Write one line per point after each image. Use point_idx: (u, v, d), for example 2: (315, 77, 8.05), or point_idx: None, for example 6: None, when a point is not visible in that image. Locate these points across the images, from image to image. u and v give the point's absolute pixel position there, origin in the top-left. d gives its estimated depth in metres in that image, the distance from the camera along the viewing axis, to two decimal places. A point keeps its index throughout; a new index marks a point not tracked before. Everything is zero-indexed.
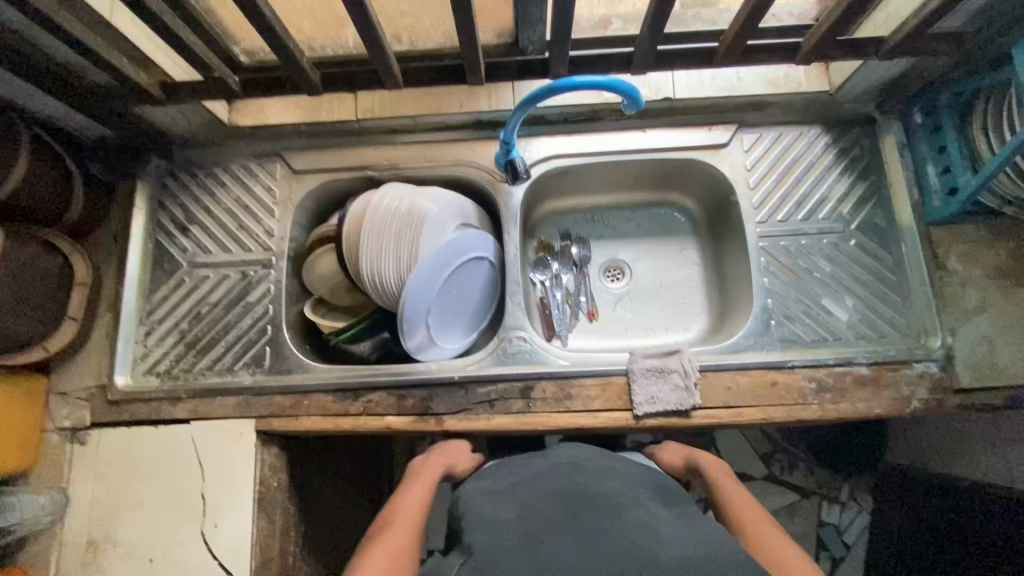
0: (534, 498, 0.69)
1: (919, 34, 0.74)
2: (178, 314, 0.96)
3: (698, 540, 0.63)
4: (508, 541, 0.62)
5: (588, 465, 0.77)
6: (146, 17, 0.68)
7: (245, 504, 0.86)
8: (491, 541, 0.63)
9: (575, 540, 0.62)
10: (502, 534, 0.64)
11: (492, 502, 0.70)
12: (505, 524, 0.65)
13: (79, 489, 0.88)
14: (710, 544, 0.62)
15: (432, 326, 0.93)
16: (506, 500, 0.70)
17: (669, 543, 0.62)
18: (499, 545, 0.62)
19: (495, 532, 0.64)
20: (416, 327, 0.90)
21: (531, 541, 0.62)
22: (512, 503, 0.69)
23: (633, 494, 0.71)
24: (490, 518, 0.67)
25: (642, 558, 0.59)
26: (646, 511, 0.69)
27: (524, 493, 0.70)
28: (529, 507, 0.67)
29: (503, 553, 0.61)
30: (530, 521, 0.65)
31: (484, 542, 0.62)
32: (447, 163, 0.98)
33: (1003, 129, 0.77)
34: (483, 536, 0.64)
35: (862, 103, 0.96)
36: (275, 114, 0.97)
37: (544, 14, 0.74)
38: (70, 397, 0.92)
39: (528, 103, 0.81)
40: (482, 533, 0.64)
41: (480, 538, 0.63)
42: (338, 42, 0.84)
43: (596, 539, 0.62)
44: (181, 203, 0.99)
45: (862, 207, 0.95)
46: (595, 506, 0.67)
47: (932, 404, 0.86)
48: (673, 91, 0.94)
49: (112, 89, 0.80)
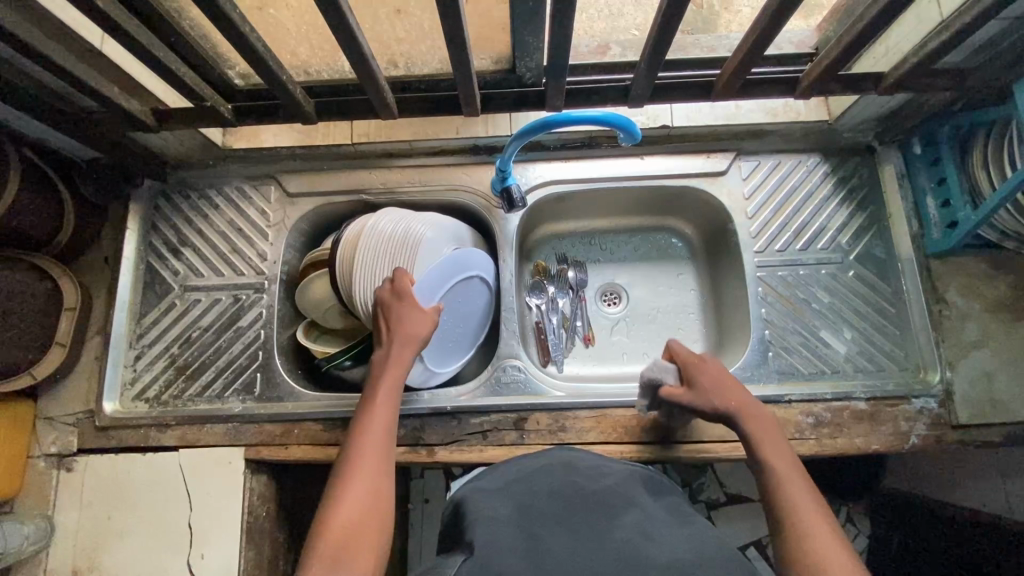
0: (533, 497, 0.57)
1: (918, 71, 0.74)
2: (168, 338, 0.95)
3: (689, 539, 0.51)
4: (504, 543, 0.50)
5: (583, 463, 0.65)
6: (137, 51, 0.68)
7: (233, 534, 0.85)
8: (488, 543, 0.50)
9: (574, 542, 0.50)
10: (502, 532, 0.51)
11: (486, 498, 0.58)
12: (502, 525, 0.53)
13: (65, 517, 0.87)
14: (702, 545, 0.50)
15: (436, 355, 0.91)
16: (501, 496, 0.58)
17: (680, 544, 0.49)
18: (498, 549, 0.49)
19: (492, 530, 0.52)
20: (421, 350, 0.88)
21: (531, 546, 0.50)
22: (510, 500, 0.57)
23: (636, 491, 0.59)
24: (482, 517, 0.55)
25: (623, 561, 0.48)
26: (657, 510, 0.56)
27: (523, 489, 0.59)
28: (528, 505, 0.56)
29: (501, 553, 0.49)
30: (531, 519, 0.54)
31: (483, 542, 0.50)
32: (443, 188, 0.97)
33: (1003, 165, 0.76)
34: (479, 537, 0.51)
35: (861, 132, 0.95)
36: (269, 138, 0.97)
37: (541, 42, 0.72)
38: (58, 422, 0.91)
39: (525, 135, 0.81)
40: (480, 534, 0.52)
41: (481, 537, 0.51)
42: (333, 68, 0.83)
43: (600, 543, 0.50)
44: (174, 225, 0.98)
45: (861, 237, 0.94)
46: (590, 502, 0.56)
47: (930, 440, 0.85)
48: (670, 120, 0.94)
49: (103, 116, 0.79)
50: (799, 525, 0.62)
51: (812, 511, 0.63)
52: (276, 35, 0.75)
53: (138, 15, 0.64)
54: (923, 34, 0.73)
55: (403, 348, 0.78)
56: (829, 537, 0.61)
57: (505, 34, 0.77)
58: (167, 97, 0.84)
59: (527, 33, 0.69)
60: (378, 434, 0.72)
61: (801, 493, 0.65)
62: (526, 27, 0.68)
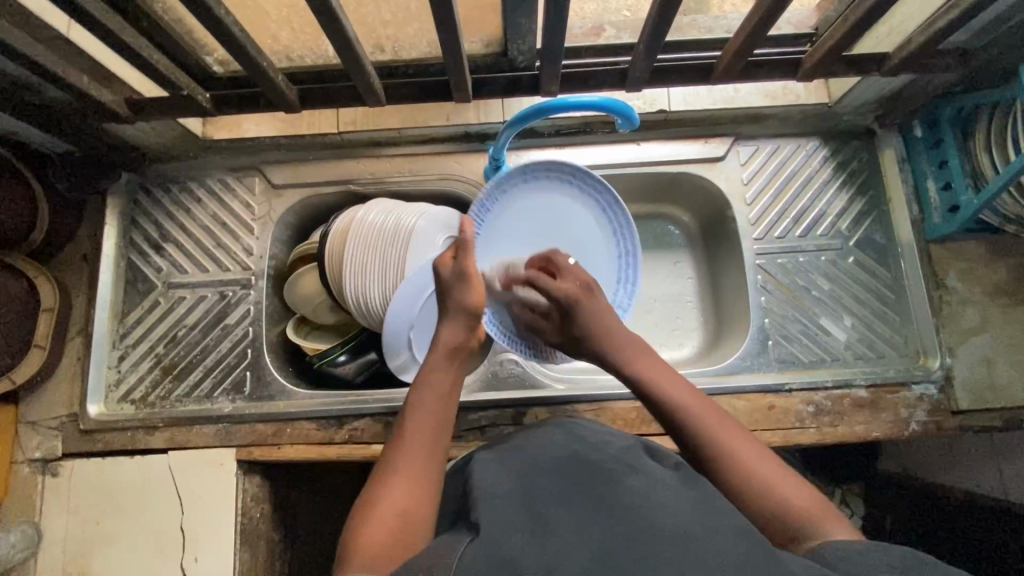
0: (536, 468, 0.55)
1: (925, 51, 0.71)
2: (153, 337, 0.91)
3: (697, 507, 0.47)
4: (505, 521, 0.46)
5: (587, 434, 0.63)
6: (106, 38, 0.63)
7: (228, 536, 0.83)
8: (489, 522, 0.47)
9: (581, 513, 0.46)
10: (504, 512, 0.48)
11: (490, 470, 0.57)
12: (504, 497, 0.50)
13: (52, 523, 0.84)
14: (709, 512, 0.46)
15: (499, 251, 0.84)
16: (506, 467, 0.57)
17: (690, 515, 0.45)
18: (501, 520, 0.47)
19: (495, 509, 0.49)
20: (494, 230, 0.84)
21: (534, 518, 0.46)
22: (513, 470, 0.56)
23: (639, 458, 0.57)
24: (484, 491, 0.53)
25: (632, 529, 0.44)
26: (665, 477, 0.53)
27: (526, 462, 0.57)
28: (530, 479, 0.53)
29: (503, 532, 0.45)
30: (533, 492, 0.51)
31: (486, 517, 0.48)
32: (433, 177, 0.94)
33: (1007, 148, 0.74)
34: (483, 517, 0.48)
35: (861, 114, 0.93)
36: (251, 128, 0.94)
37: (534, 24, 0.69)
38: (41, 427, 0.88)
39: (518, 123, 0.78)
40: (483, 510, 0.49)
41: (482, 513, 0.48)
42: (317, 53, 0.79)
43: (608, 509, 0.46)
44: (155, 220, 0.94)
45: (861, 222, 0.93)
46: (596, 471, 0.53)
47: (930, 426, 0.84)
48: (668, 104, 0.92)
49: (72, 106, 0.75)
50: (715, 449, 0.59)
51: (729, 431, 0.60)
52: (254, 19, 0.71)
53: None
54: (929, 13, 0.70)
55: (460, 322, 0.70)
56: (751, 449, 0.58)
57: (497, 15, 0.73)
58: (142, 86, 0.80)
59: (520, 14, 0.66)
60: (431, 405, 0.63)
61: (708, 414, 0.62)
62: (518, 7, 0.64)
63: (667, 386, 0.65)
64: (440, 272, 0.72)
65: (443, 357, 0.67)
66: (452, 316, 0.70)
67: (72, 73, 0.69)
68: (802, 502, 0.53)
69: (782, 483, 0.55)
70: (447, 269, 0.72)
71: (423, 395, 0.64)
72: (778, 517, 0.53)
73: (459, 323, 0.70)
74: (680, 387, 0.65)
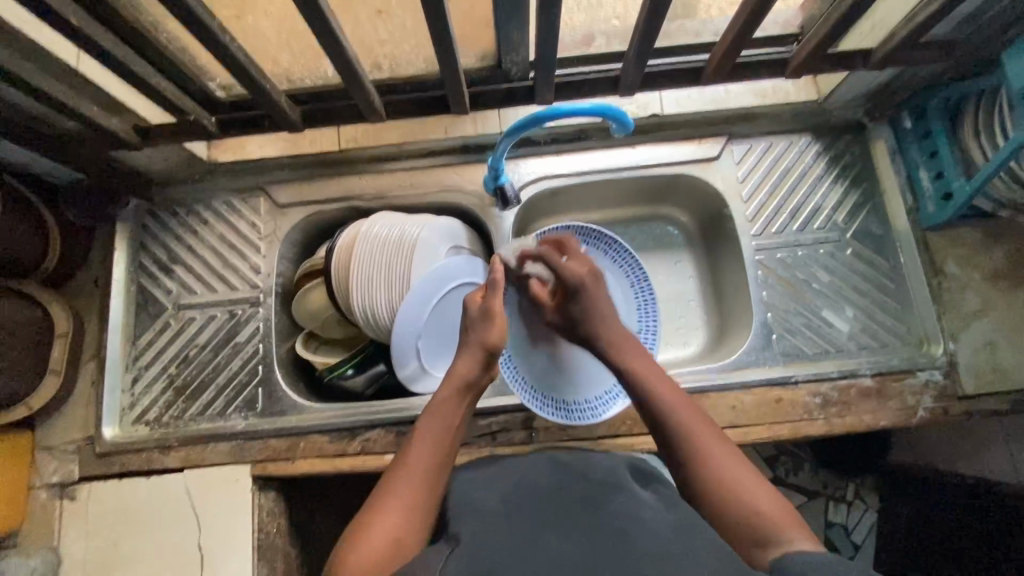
0: (521, 489, 0.57)
1: (907, 44, 0.73)
2: (165, 359, 0.93)
3: (676, 528, 0.48)
4: (488, 535, 0.48)
5: (569, 455, 0.65)
6: (115, 67, 0.66)
7: (245, 552, 0.83)
8: (474, 536, 0.49)
9: (564, 531, 0.48)
10: (488, 526, 0.50)
11: (473, 491, 0.59)
12: (490, 515, 0.52)
13: (71, 546, 0.85)
14: (687, 534, 0.47)
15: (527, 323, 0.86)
16: (491, 487, 0.59)
17: (669, 536, 0.47)
18: (486, 535, 0.48)
19: (480, 525, 0.50)
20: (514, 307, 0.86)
21: (519, 537, 0.48)
22: (498, 490, 0.58)
23: (625, 478, 0.59)
24: (470, 508, 0.55)
25: (612, 549, 0.45)
26: (645, 496, 0.55)
27: (509, 482, 0.59)
28: (515, 499, 0.55)
29: (486, 546, 0.47)
30: (517, 511, 0.52)
31: (471, 532, 0.49)
32: (434, 189, 0.96)
33: (996, 134, 0.76)
34: (468, 530, 0.50)
35: (851, 109, 0.94)
36: (255, 149, 0.96)
37: (526, 36, 0.71)
38: (58, 451, 0.90)
39: (515, 133, 0.80)
40: (469, 525, 0.51)
41: (468, 528, 0.50)
42: (317, 73, 0.81)
43: (590, 526, 0.48)
44: (163, 244, 0.96)
45: (857, 214, 0.94)
46: (579, 493, 0.55)
47: (937, 412, 0.85)
48: (660, 108, 0.96)
49: (82, 135, 0.78)
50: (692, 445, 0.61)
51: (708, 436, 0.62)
52: (255, 44, 0.73)
53: (115, 31, 0.63)
54: (910, 7, 0.72)
55: (474, 358, 0.69)
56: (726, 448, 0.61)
57: (490, 29, 0.75)
58: (149, 113, 0.82)
59: (512, 28, 0.68)
60: (436, 440, 0.63)
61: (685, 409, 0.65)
62: (510, 20, 0.67)
63: (651, 383, 0.68)
64: (469, 310, 0.73)
65: (455, 392, 0.67)
66: (468, 351, 0.70)
67: (82, 104, 0.72)
68: (772, 512, 0.55)
69: (755, 493, 0.56)
70: (476, 307, 0.73)
71: (428, 428, 0.64)
72: (753, 521, 0.55)
73: (474, 359, 0.69)
74: (659, 378, 0.68)
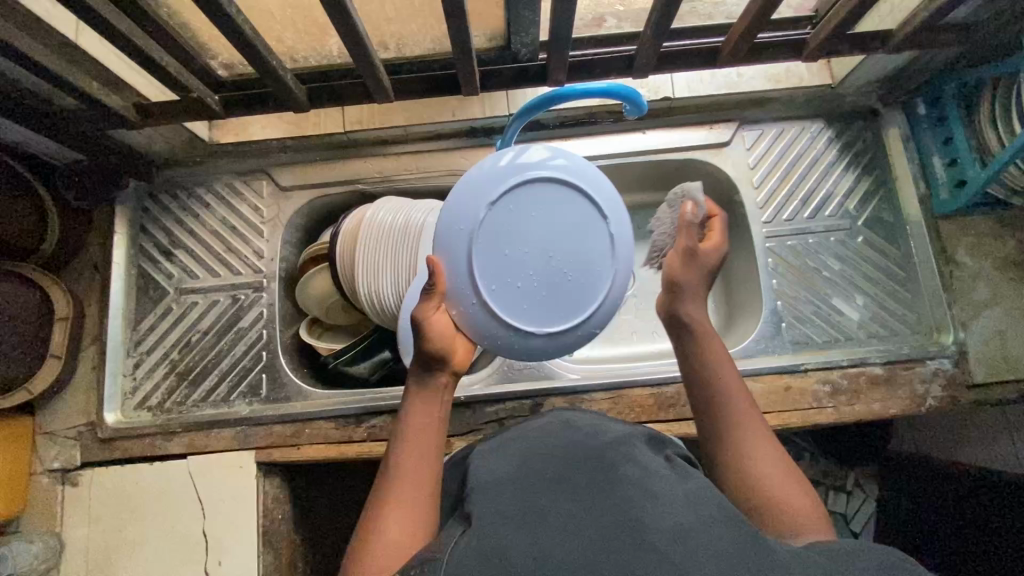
0: (532, 459, 0.56)
1: (929, 26, 0.72)
2: (167, 343, 0.92)
3: (692, 498, 0.46)
4: (499, 509, 0.47)
5: (582, 423, 0.64)
6: (116, 40, 0.64)
7: (249, 538, 0.83)
8: (483, 515, 0.47)
9: (575, 505, 0.47)
10: (500, 501, 0.49)
11: (484, 462, 0.58)
12: (501, 487, 0.51)
13: (73, 533, 0.84)
14: (705, 505, 0.46)
15: (454, 260, 0.58)
16: (503, 458, 0.58)
17: (685, 508, 0.45)
18: (496, 511, 0.47)
19: (490, 500, 0.49)
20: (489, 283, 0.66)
21: (530, 510, 0.46)
22: (510, 461, 0.56)
23: (635, 446, 0.58)
24: (481, 481, 0.53)
25: (625, 523, 0.43)
26: (658, 466, 0.54)
27: (520, 454, 0.58)
28: (526, 469, 0.54)
29: (495, 522, 0.46)
30: (527, 481, 0.51)
31: (481, 511, 0.48)
32: (441, 173, 0.95)
33: (1012, 121, 0.75)
34: (477, 509, 0.48)
35: (864, 95, 0.93)
36: (257, 131, 0.94)
37: (537, 15, 0.69)
38: (58, 436, 0.88)
39: (528, 112, 0.76)
40: (480, 500, 0.50)
41: (479, 505, 0.49)
42: (322, 52, 0.79)
43: (605, 499, 0.47)
44: (164, 227, 0.94)
45: (869, 201, 0.93)
46: (590, 461, 0.53)
47: (946, 401, 0.85)
48: (671, 91, 0.93)
49: (81, 113, 0.76)
50: (722, 410, 0.58)
51: (748, 419, 0.57)
52: (260, 21, 0.71)
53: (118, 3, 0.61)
54: None
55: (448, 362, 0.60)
56: (750, 415, 0.57)
57: (500, 8, 0.73)
58: (149, 91, 0.80)
59: (524, 7, 0.66)
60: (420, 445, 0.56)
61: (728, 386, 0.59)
62: (523, 0, 0.65)
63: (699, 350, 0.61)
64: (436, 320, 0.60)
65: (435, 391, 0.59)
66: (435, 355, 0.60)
67: (83, 81, 0.70)
68: (795, 500, 0.52)
69: (781, 476, 0.53)
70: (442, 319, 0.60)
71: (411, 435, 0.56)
72: (769, 504, 0.52)
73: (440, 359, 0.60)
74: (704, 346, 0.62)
